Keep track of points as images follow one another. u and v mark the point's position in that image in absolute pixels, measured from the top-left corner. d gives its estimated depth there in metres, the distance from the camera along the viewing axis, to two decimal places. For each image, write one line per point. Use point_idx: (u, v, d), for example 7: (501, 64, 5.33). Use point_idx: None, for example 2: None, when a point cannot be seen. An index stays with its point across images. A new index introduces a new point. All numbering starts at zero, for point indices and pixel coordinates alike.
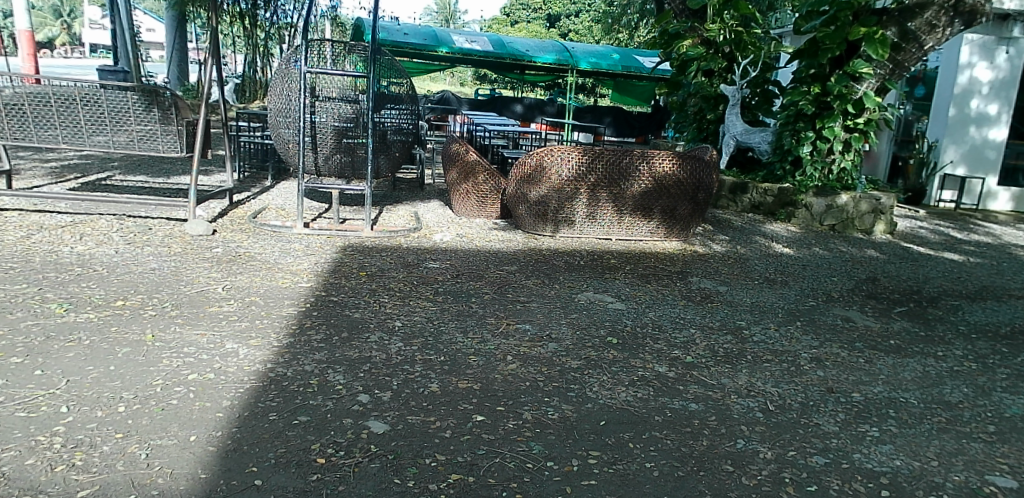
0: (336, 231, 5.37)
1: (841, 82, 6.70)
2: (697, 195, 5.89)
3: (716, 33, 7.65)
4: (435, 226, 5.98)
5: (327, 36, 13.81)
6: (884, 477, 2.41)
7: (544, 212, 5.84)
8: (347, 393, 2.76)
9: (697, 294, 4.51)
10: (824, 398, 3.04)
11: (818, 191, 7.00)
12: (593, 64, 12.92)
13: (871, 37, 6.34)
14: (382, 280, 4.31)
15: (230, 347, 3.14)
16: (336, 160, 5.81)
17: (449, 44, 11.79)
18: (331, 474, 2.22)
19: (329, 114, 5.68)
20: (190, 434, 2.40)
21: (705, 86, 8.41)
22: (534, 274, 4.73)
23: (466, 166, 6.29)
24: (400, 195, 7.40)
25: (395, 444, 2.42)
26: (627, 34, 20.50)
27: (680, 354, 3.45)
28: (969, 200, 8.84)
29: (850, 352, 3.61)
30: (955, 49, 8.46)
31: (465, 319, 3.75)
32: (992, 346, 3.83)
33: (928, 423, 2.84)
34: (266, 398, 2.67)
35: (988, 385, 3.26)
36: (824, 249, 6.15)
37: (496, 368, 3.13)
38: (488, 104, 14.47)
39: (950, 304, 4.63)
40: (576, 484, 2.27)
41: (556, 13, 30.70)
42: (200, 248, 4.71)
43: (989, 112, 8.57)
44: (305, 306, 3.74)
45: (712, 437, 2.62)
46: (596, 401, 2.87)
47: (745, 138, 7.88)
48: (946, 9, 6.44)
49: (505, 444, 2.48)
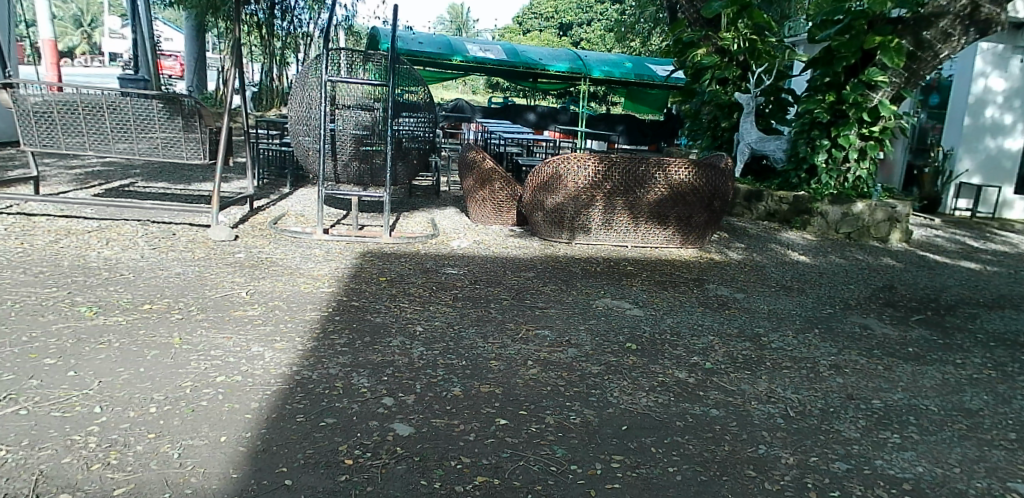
0: (355, 237, 5.43)
1: (856, 90, 6.74)
2: (714, 203, 5.89)
3: (730, 42, 7.80)
4: (452, 233, 6.02)
5: (341, 44, 13.96)
6: (906, 483, 2.42)
7: (561, 219, 5.89)
8: (372, 396, 2.81)
9: (714, 301, 4.54)
10: (844, 404, 3.04)
11: (834, 199, 7.08)
12: (606, 73, 12.92)
13: (886, 46, 6.46)
14: (402, 285, 4.35)
15: (256, 350, 3.20)
16: (354, 166, 5.90)
17: (464, 53, 11.87)
18: (359, 475, 2.26)
19: (348, 122, 5.79)
20: (221, 435, 2.44)
21: (720, 94, 8.31)
22: (552, 280, 4.78)
23: (482, 173, 6.34)
24: (416, 202, 7.45)
25: (421, 446, 2.46)
26: (638, 42, 20.33)
27: (699, 360, 3.47)
28: (985, 209, 8.85)
29: (869, 360, 3.62)
30: (969, 59, 8.46)
31: (485, 324, 3.79)
32: (1011, 354, 3.83)
33: (949, 430, 2.84)
34: (293, 400, 2.72)
35: (1009, 393, 3.26)
36: (840, 257, 6.15)
37: (517, 373, 3.17)
38: (502, 112, 14.50)
39: (968, 312, 4.62)
40: (600, 487, 2.29)
41: (569, 22, 31.05)
42: (222, 253, 4.78)
43: (1005, 121, 8.58)
44: (327, 311, 3.80)
45: (734, 443, 2.64)
46: (617, 406, 2.90)
47: (761, 146, 7.77)
48: (962, 18, 6.39)
49: (528, 448, 2.51)
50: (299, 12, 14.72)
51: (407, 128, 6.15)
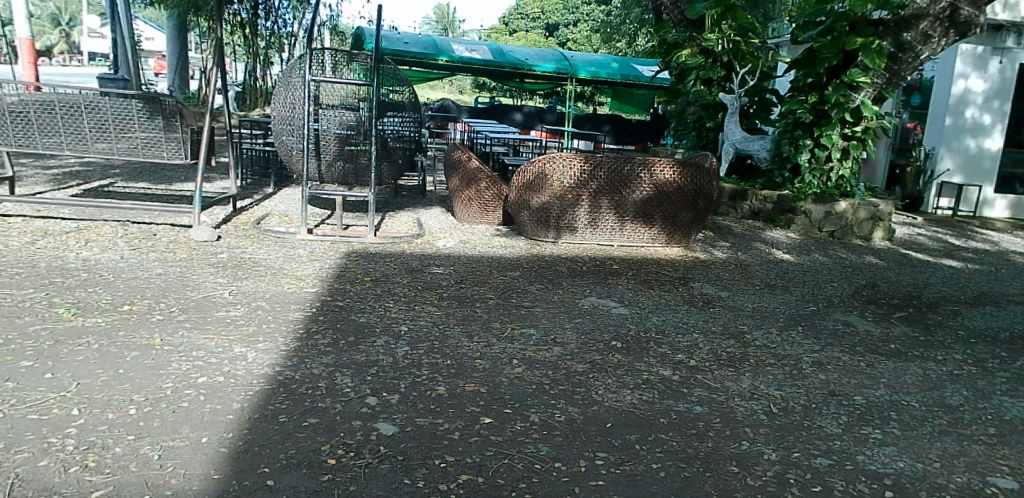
0: (340, 236, 5.40)
1: (838, 90, 6.81)
2: (698, 203, 5.93)
3: (714, 42, 7.86)
4: (437, 233, 6.00)
5: (326, 44, 13.89)
6: (887, 478, 2.43)
7: (547, 218, 5.89)
8: (356, 396, 2.79)
9: (700, 299, 4.56)
10: (826, 401, 3.07)
11: (817, 198, 7.12)
12: (592, 73, 12.95)
13: (868, 47, 6.49)
14: (387, 285, 4.34)
15: (239, 351, 3.17)
16: (338, 166, 5.87)
17: (449, 53, 11.85)
18: (342, 474, 2.25)
19: (331, 121, 5.76)
20: (201, 436, 2.42)
21: (705, 94, 8.44)
22: (538, 279, 4.77)
23: (468, 172, 6.33)
24: (402, 201, 7.42)
25: (405, 446, 2.45)
26: (625, 42, 20.36)
27: (684, 358, 3.49)
28: (967, 207, 8.94)
29: (852, 356, 3.65)
30: (950, 59, 8.56)
31: (471, 323, 3.79)
32: (991, 350, 3.87)
33: (929, 425, 2.87)
34: (276, 401, 2.71)
35: (989, 388, 3.30)
36: (824, 255, 6.20)
37: (502, 372, 3.16)
38: (488, 113, 14.50)
39: (949, 309, 4.67)
40: (584, 484, 2.29)
41: (555, 22, 31.09)
42: (205, 254, 4.74)
43: (985, 122, 8.67)
44: (311, 311, 3.78)
45: (717, 439, 2.65)
46: (602, 403, 2.90)
47: (745, 146, 7.84)
48: (941, 20, 6.44)
49: (512, 446, 2.51)
50: (284, 11, 14.65)
51: (393, 128, 6.15)
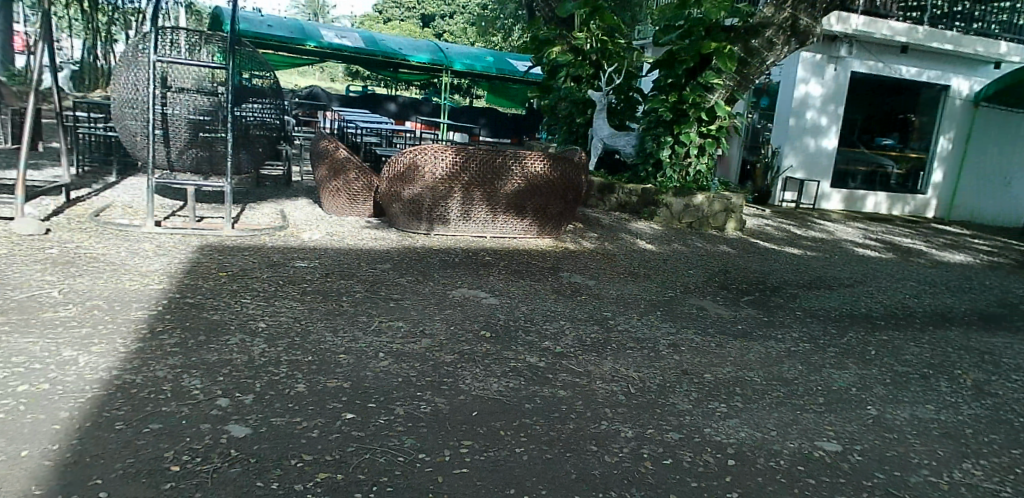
0: (192, 229, 5.06)
1: (694, 91, 7.23)
2: (568, 195, 6.07)
3: (583, 41, 8.24)
4: (303, 225, 5.76)
5: (180, 24, 12.95)
6: (731, 448, 2.60)
7: (418, 210, 5.81)
8: (205, 398, 2.61)
9: (567, 288, 4.67)
10: (680, 379, 3.24)
11: (677, 191, 7.44)
12: (467, 66, 12.95)
13: (720, 51, 6.93)
14: (245, 280, 4.10)
15: (68, 355, 2.87)
16: (191, 154, 5.48)
17: (318, 39, 11.41)
18: (186, 481, 2.09)
19: (183, 106, 5.35)
20: (20, 449, 2.17)
21: (575, 91, 8.53)
22: (408, 271, 4.71)
23: (335, 164, 6.12)
24: (266, 193, 7.07)
25: (258, 447, 2.32)
26: (500, 36, 20.51)
27: (550, 345, 3.55)
28: (807, 201, 9.81)
29: (704, 338, 3.88)
30: (793, 65, 9.32)
31: (335, 318, 3.66)
32: (823, 328, 4.26)
33: (769, 398, 3.11)
34: (112, 407, 2.47)
35: (820, 362, 3.62)
36: (683, 245, 6.56)
37: (367, 366, 3.08)
38: (361, 103, 14.13)
39: (789, 292, 5.09)
40: (448, 473, 2.28)
41: (431, 14, 30.83)
42: (31, 250, 4.27)
43: (822, 124, 9.55)
44: (156, 310, 3.49)
45: (578, 421, 2.72)
46: (469, 393, 2.90)
47: (613, 141, 8.12)
48: (784, 29, 6.99)
49: (375, 440, 2.45)
50: None
51: (254, 115, 5.84)
